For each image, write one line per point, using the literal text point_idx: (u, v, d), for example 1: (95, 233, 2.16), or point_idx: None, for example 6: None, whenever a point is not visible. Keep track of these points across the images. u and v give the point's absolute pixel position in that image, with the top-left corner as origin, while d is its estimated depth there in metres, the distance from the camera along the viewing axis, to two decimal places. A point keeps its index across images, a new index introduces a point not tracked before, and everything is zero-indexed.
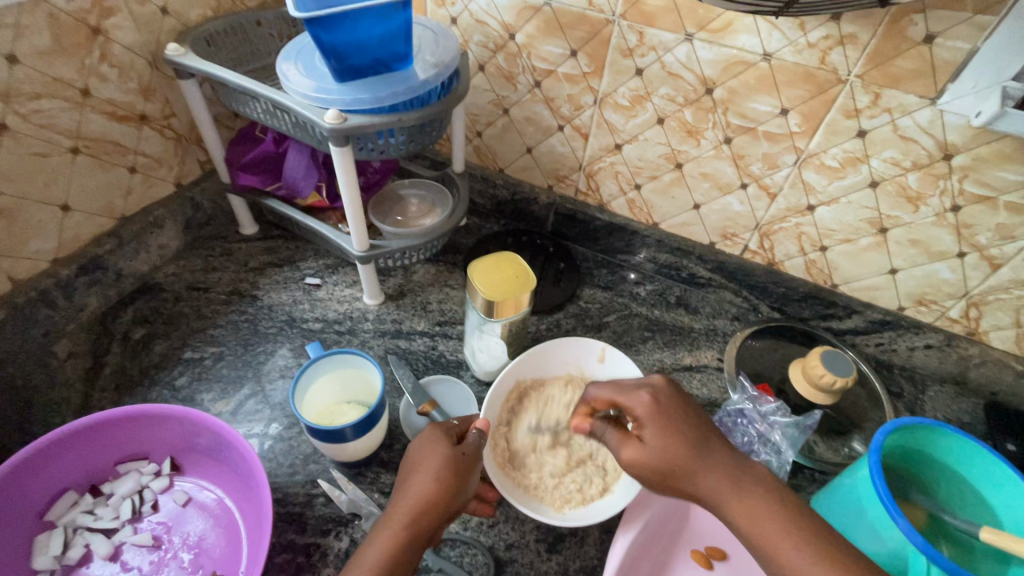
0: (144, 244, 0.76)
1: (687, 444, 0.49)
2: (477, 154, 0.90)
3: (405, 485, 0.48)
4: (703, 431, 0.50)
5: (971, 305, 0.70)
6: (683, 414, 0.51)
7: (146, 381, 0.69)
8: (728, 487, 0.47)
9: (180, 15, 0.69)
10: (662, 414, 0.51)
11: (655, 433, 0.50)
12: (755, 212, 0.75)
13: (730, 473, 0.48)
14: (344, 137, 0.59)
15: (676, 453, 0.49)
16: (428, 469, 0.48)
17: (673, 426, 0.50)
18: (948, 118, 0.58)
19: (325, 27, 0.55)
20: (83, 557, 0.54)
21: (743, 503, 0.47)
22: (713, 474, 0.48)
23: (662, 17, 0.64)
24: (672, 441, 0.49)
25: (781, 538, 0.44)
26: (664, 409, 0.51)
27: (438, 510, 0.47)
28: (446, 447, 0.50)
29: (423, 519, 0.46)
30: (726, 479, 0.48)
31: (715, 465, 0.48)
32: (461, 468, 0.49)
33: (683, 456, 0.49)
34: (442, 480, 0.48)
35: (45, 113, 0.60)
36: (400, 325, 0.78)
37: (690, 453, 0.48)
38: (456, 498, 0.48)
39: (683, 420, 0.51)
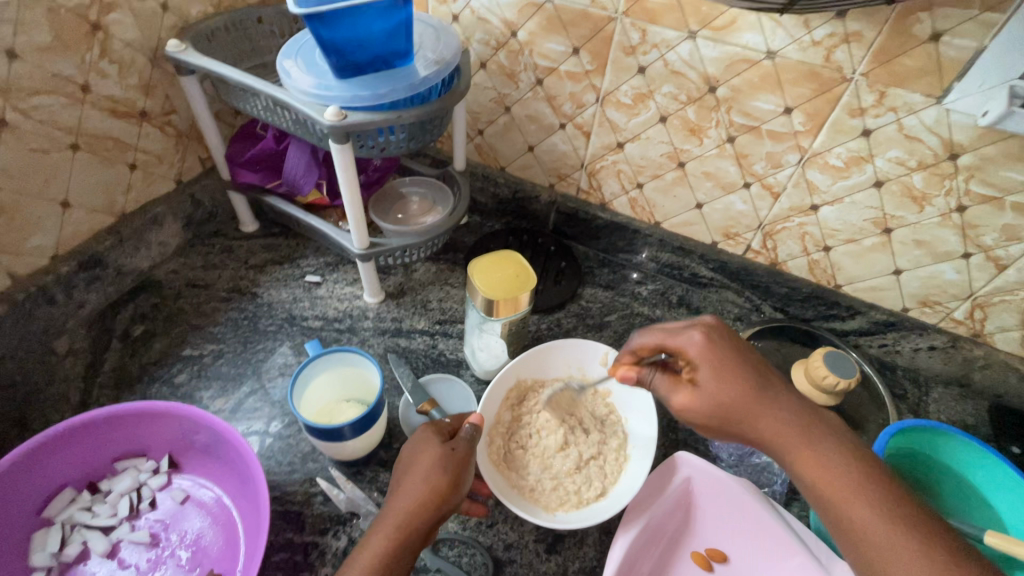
0: (145, 241, 0.75)
1: (744, 386, 0.49)
2: (478, 152, 0.89)
3: (398, 488, 0.48)
4: (763, 376, 0.50)
5: (976, 306, 0.70)
6: (743, 359, 0.51)
7: (145, 378, 0.69)
8: (787, 429, 0.48)
9: (181, 11, 0.69)
10: (722, 359, 0.51)
11: (712, 376, 0.50)
12: (758, 212, 0.74)
13: (788, 416, 0.48)
14: (343, 133, 0.58)
15: (734, 394, 0.49)
16: (419, 472, 0.48)
17: (733, 371, 0.50)
18: (954, 118, 0.58)
19: (326, 23, 0.54)
20: (80, 555, 0.54)
21: (802, 445, 0.47)
22: (773, 416, 0.48)
23: (665, 15, 0.63)
24: (729, 385, 0.49)
25: (841, 480, 0.45)
26: (723, 355, 0.51)
27: (429, 511, 0.46)
28: (436, 448, 0.50)
29: (412, 521, 0.45)
30: (783, 422, 0.48)
31: (776, 406, 0.49)
32: (452, 467, 0.49)
33: (740, 397, 0.49)
34: (432, 481, 0.47)
35: (45, 109, 0.60)
36: (400, 324, 0.77)
37: (748, 396, 0.49)
38: (448, 500, 0.47)
39: (743, 366, 0.50)
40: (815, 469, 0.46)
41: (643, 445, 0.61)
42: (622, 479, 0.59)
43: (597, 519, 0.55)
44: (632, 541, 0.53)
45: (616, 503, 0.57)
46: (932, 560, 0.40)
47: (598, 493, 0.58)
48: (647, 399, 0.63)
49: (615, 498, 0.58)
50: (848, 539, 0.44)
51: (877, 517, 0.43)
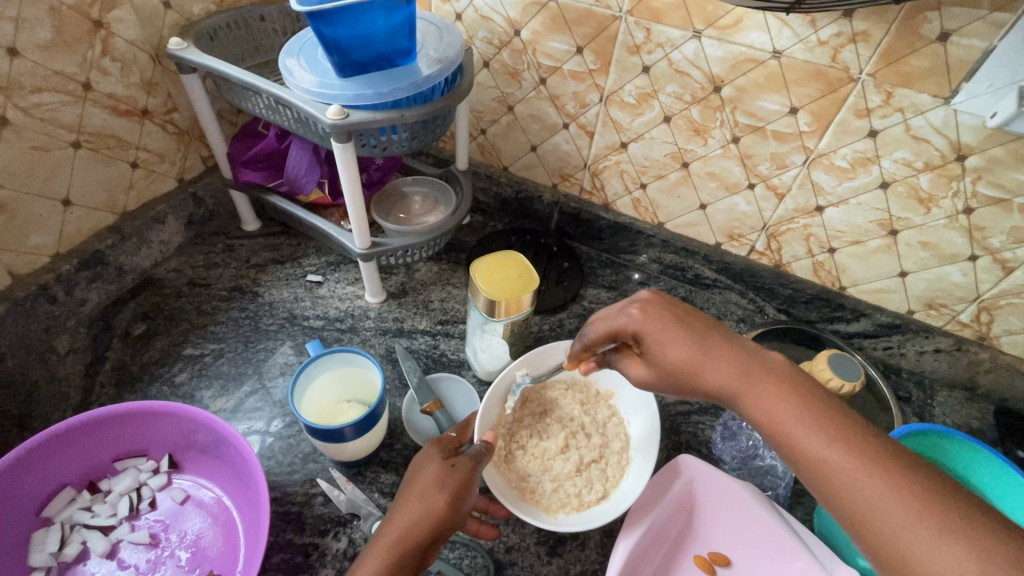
0: (146, 240, 0.75)
1: (687, 346, 0.48)
2: (481, 152, 0.89)
3: (398, 507, 0.47)
4: (704, 329, 0.49)
5: (983, 309, 0.69)
6: (684, 317, 0.50)
7: (145, 377, 0.69)
8: (734, 380, 0.45)
9: (183, 9, 0.69)
10: (661, 320, 0.49)
11: (654, 339, 0.49)
12: (762, 213, 0.74)
13: (734, 364, 0.46)
14: (345, 133, 0.58)
15: (677, 356, 0.48)
16: (420, 491, 0.47)
17: (673, 329, 0.49)
18: (962, 119, 0.57)
19: (328, 20, 0.54)
20: (79, 555, 0.54)
21: (750, 390, 0.45)
22: (716, 369, 0.46)
23: (670, 14, 0.63)
24: (671, 345, 0.48)
25: (796, 423, 0.42)
26: (662, 317, 0.50)
27: (427, 531, 0.45)
28: (437, 466, 0.49)
29: (408, 540, 0.45)
30: (729, 374, 0.46)
31: (717, 359, 0.47)
32: (453, 485, 0.48)
33: (684, 359, 0.47)
34: (431, 500, 0.46)
35: (46, 107, 0.59)
36: (402, 324, 0.77)
37: (691, 355, 0.47)
38: (448, 521, 0.46)
39: (683, 324, 0.49)
40: (768, 415, 0.43)
41: (643, 450, 0.61)
42: (623, 480, 0.59)
43: (600, 521, 0.55)
44: (636, 543, 0.53)
45: (617, 504, 0.56)
46: (890, 482, 0.37)
47: (599, 495, 0.58)
48: (646, 397, 0.63)
49: (619, 497, 0.57)
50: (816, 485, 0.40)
51: (839, 455, 0.39)
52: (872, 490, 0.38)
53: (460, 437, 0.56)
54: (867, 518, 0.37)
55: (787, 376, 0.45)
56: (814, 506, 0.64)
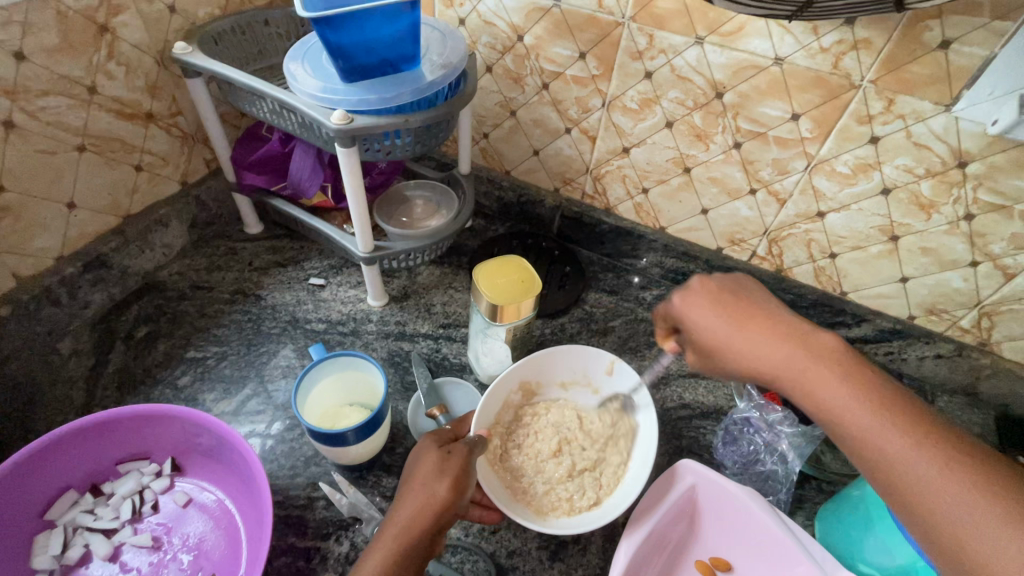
0: (149, 242, 0.75)
1: (734, 327, 0.47)
2: (483, 156, 0.89)
3: (402, 497, 0.47)
4: (754, 309, 0.48)
5: (983, 315, 0.69)
6: (733, 298, 0.49)
7: (148, 380, 0.69)
8: (787, 362, 0.44)
9: (188, 14, 0.69)
10: (707, 301, 0.49)
11: (698, 320, 0.49)
12: (764, 218, 0.74)
13: (787, 346, 0.45)
14: (349, 138, 0.58)
15: (723, 337, 0.47)
16: (421, 480, 0.48)
17: (721, 310, 0.48)
18: (963, 126, 0.57)
19: (333, 26, 0.54)
20: (82, 558, 0.54)
21: (806, 372, 0.43)
22: (766, 350, 0.45)
23: (673, 20, 0.63)
24: (718, 325, 0.47)
25: (855, 406, 0.41)
26: (706, 297, 0.49)
27: (430, 520, 0.46)
28: (435, 455, 0.50)
29: (413, 529, 0.45)
30: (777, 355, 0.44)
31: (768, 339, 0.45)
32: (451, 473, 0.48)
33: (735, 342, 0.46)
34: (432, 489, 0.47)
35: (51, 111, 0.60)
36: (404, 327, 0.77)
37: (738, 336, 0.46)
38: (450, 510, 0.47)
39: (732, 306, 0.48)
40: (826, 399, 0.42)
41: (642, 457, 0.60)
42: (621, 484, 0.59)
43: (590, 525, 0.54)
44: (636, 548, 0.53)
45: (610, 510, 0.56)
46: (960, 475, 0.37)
47: (590, 501, 0.57)
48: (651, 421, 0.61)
49: (609, 507, 0.57)
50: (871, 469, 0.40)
51: (905, 446, 0.38)
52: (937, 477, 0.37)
53: (455, 432, 0.58)
54: (931, 504, 0.37)
55: (843, 357, 0.43)
56: (815, 512, 0.64)
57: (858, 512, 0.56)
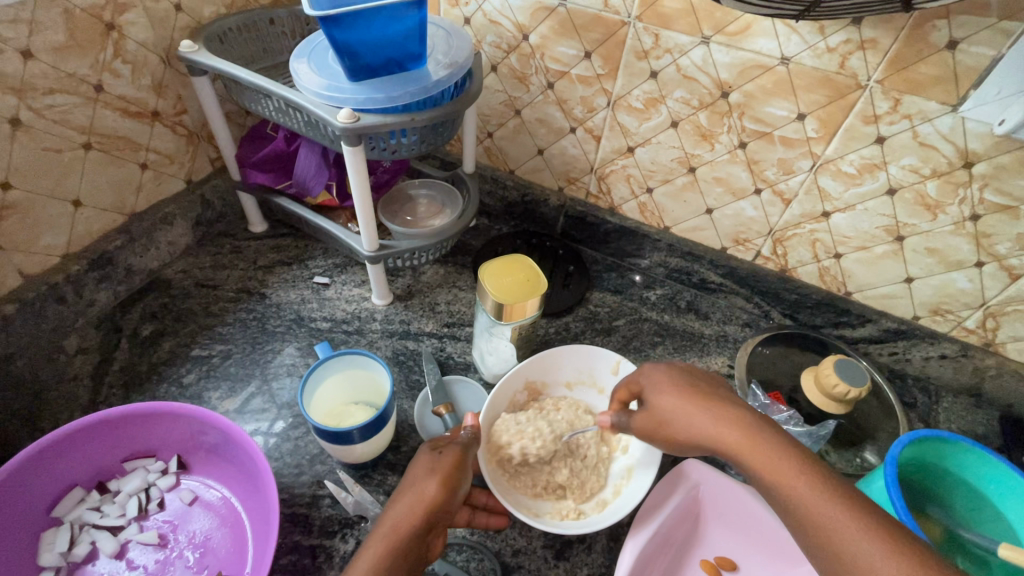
0: (154, 241, 0.76)
1: (687, 399, 0.51)
2: (488, 155, 0.89)
3: (393, 501, 0.47)
4: (704, 386, 0.52)
5: (988, 315, 0.69)
6: (692, 374, 0.53)
7: (153, 378, 0.69)
8: (728, 437, 0.47)
9: (194, 12, 0.70)
10: (666, 374, 0.54)
11: (656, 388, 0.53)
12: (769, 218, 0.74)
13: (733, 421, 0.48)
14: (356, 136, 0.58)
15: (674, 406, 0.51)
16: (412, 481, 0.48)
17: (676, 383, 0.52)
18: (969, 126, 0.57)
19: (340, 25, 0.54)
20: (88, 555, 0.54)
21: (749, 436, 0.47)
22: (711, 424, 0.48)
23: (679, 20, 0.63)
24: (670, 397, 0.51)
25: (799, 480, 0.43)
26: (666, 370, 0.54)
27: (421, 518, 0.45)
28: (428, 456, 0.50)
29: (402, 527, 0.45)
30: (719, 429, 0.48)
31: (713, 415, 0.49)
32: (442, 472, 0.48)
33: (683, 413, 0.50)
34: (423, 487, 0.47)
35: (58, 108, 0.60)
36: (409, 326, 0.77)
37: (689, 408, 0.50)
38: (441, 507, 0.46)
39: (689, 382, 0.52)
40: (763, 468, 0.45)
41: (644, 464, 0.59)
42: (628, 482, 0.59)
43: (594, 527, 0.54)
44: (642, 547, 0.52)
45: (612, 513, 0.56)
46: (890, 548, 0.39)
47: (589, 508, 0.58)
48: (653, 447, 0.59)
49: (611, 511, 0.57)
50: (819, 543, 0.41)
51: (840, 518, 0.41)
52: (879, 556, 0.38)
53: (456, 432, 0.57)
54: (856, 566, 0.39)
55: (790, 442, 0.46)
56: None
57: None
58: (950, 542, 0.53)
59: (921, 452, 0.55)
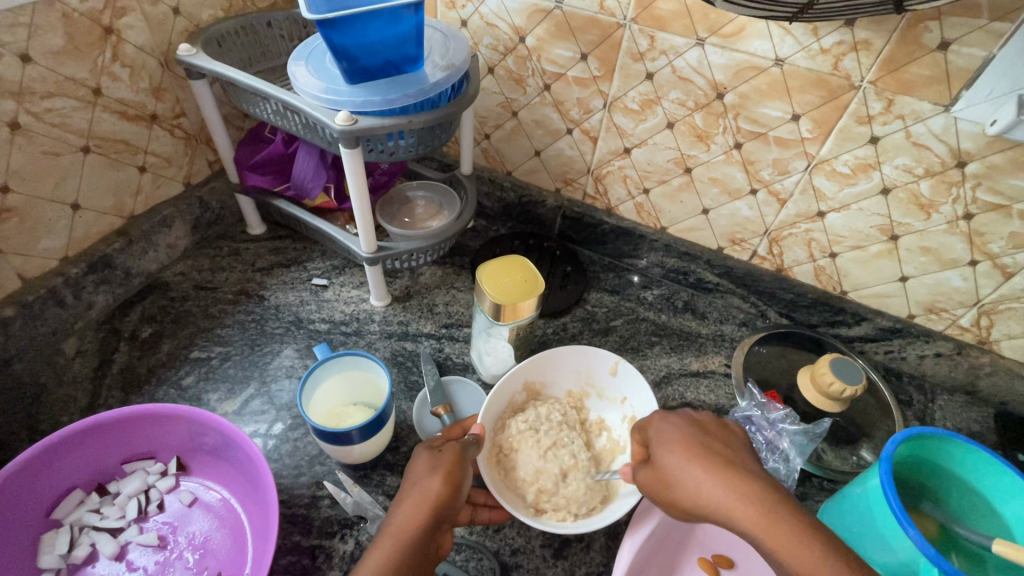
0: (153, 243, 0.76)
1: (695, 460, 0.48)
2: (485, 157, 0.89)
3: (397, 503, 0.47)
4: (716, 452, 0.49)
5: (982, 313, 0.70)
6: (706, 437, 0.51)
7: (152, 380, 0.69)
8: (734, 501, 0.44)
9: (192, 16, 0.70)
10: (677, 435, 0.51)
11: (661, 446, 0.50)
12: (764, 218, 0.74)
13: (743, 486, 0.45)
14: (353, 138, 0.59)
15: (681, 466, 0.48)
16: (414, 480, 0.48)
17: (684, 444, 0.49)
18: (962, 126, 0.58)
19: (337, 28, 0.55)
20: (88, 557, 0.54)
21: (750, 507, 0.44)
22: (719, 489, 0.45)
23: (674, 22, 0.63)
24: (677, 456, 0.48)
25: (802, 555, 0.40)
26: (676, 432, 0.51)
27: (428, 514, 0.46)
28: (427, 453, 0.51)
29: (410, 524, 0.45)
30: (727, 491, 0.45)
31: (721, 478, 0.46)
32: (443, 468, 0.49)
33: (691, 471, 0.47)
34: (426, 484, 0.48)
35: (57, 112, 0.60)
36: (407, 327, 0.77)
37: (696, 468, 0.47)
38: (447, 504, 0.47)
39: (699, 443, 0.50)
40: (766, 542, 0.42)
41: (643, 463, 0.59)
42: (627, 482, 0.59)
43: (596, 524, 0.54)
44: (642, 542, 0.54)
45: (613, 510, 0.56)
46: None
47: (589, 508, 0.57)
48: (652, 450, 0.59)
49: (614, 509, 0.56)
50: None
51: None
52: None
53: (454, 431, 0.57)
54: None
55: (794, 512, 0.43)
56: (816, 509, 0.65)
57: (861, 512, 0.53)
58: (944, 539, 0.54)
59: (916, 451, 0.55)
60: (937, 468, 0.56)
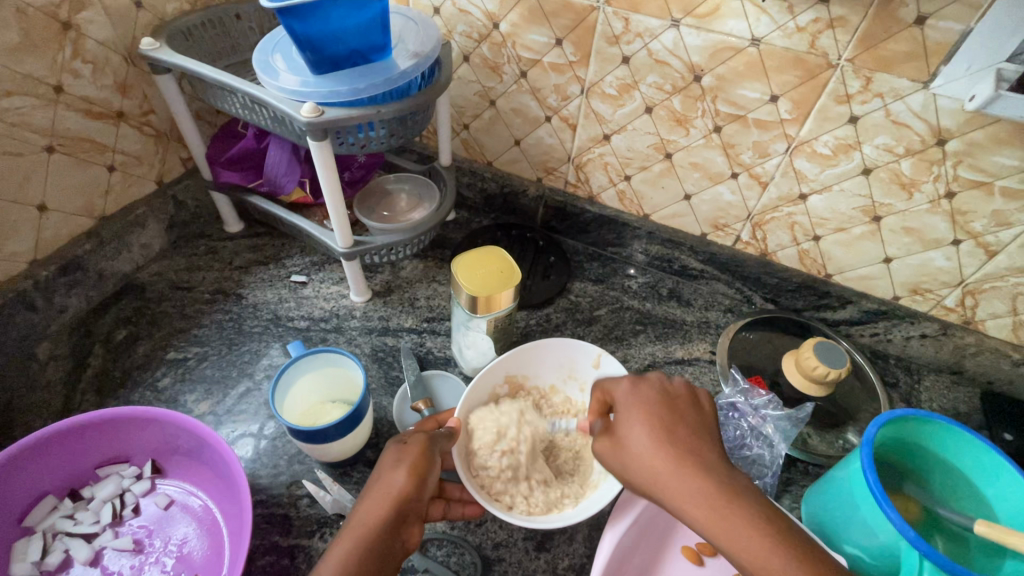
0: (126, 243, 0.74)
1: (655, 450, 0.45)
2: (464, 147, 0.88)
3: (362, 498, 0.47)
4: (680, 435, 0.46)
5: (967, 293, 0.69)
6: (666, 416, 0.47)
7: (128, 382, 0.68)
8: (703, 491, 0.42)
9: (156, 9, 0.68)
10: (635, 417, 0.48)
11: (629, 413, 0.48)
12: (746, 202, 0.74)
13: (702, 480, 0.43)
14: (321, 130, 0.57)
15: (641, 446, 0.46)
16: (380, 474, 0.48)
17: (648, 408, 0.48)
18: (941, 102, 0.57)
19: (299, 17, 0.53)
20: (62, 563, 0.53)
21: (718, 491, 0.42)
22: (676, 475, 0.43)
23: (648, 3, 0.62)
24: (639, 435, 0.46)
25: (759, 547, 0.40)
26: (637, 411, 0.48)
27: (391, 509, 0.45)
28: (392, 448, 0.50)
29: (373, 519, 0.44)
30: (684, 492, 0.42)
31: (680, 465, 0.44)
32: (409, 460, 0.48)
33: (652, 455, 0.45)
34: (390, 479, 0.47)
35: (17, 111, 0.58)
36: (388, 322, 0.76)
37: (654, 461, 0.44)
38: (412, 496, 0.46)
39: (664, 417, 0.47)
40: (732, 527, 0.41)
41: None
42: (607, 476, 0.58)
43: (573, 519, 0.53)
44: (620, 537, 0.52)
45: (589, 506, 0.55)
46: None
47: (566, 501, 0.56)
48: None
49: (587, 505, 0.55)
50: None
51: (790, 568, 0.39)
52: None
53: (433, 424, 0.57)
54: None
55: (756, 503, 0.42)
56: (801, 494, 0.64)
57: (843, 497, 0.53)
58: (927, 522, 0.54)
59: (897, 433, 0.54)
60: (919, 450, 0.55)
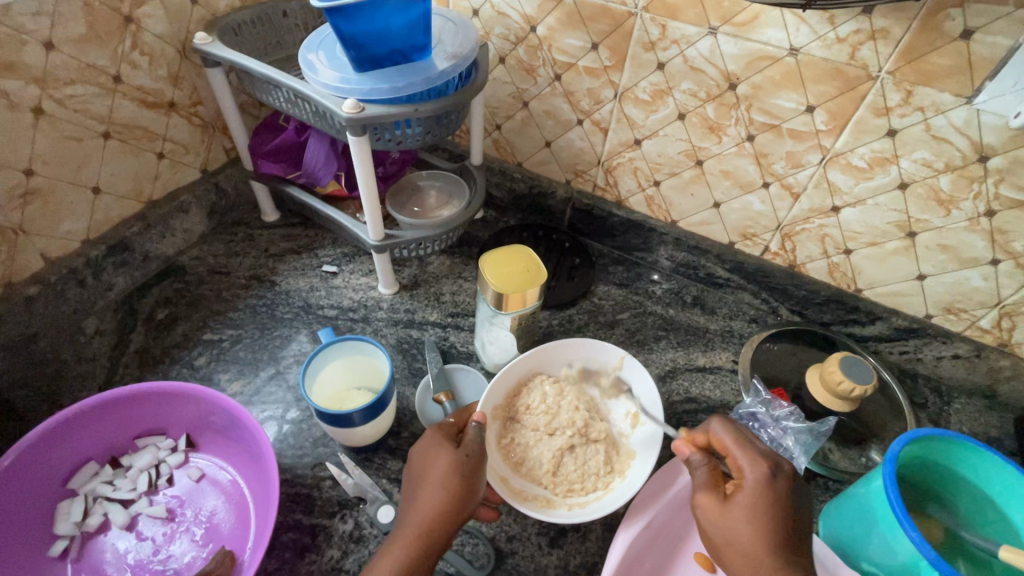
0: (170, 228, 0.78)
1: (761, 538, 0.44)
2: (496, 147, 0.89)
3: (416, 495, 0.48)
4: (786, 528, 0.45)
5: (1004, 315, 0.67)
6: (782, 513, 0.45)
7: (166, 359, 0.71)
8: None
9: (210, 5, 0.71)
10: (757, 507, 0.45)
11: (743, 506, 0.45)
12: (777, 212, 0.73)
13: None
14: (360, 126, 0.59)
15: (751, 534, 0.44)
16: (434, 481, 0.48)
17: (765, 523, 0.44)
18: (985, 118, 0.56)
19: (345, 16, 0.55)
20: (101, 525, 0.56)
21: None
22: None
23: (686, 10, 0.62)
24: (749, 530, 0.44)
25: None
26: (764, 506, 0.45)
27: (449, 522, 0.47)
28: (449, 456, 0.50)
29: (433, 529, 0.46)
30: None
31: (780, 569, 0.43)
32: (467, 476, 0.49)
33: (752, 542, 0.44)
34: (447, 492, 0.48)
35: (78, 98, 0.62)
36: (413, 315, 0.78)
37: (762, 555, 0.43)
38: (466, 509, 0.48)
39: (779, 514, 0.45)
40: None
41: (640, 468, 0.59)
42: (623, 481, 0.59)
43: (579, 519, 0.54)
44: (634, 538, 0.54)
45: (590, 512, 0.56)
46: None
47: (571, 503, 0.58)
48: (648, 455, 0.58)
49: (596, 507, 0.57)
50: None
51: None
52: None
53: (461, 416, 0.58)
54: None
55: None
56: (820, 509, 0.64)
57: (861, 515, 0.52)
58: (950, 544, 0.52)
59: (927, 452, 0.53)
60: (943, 470, 0.54)
